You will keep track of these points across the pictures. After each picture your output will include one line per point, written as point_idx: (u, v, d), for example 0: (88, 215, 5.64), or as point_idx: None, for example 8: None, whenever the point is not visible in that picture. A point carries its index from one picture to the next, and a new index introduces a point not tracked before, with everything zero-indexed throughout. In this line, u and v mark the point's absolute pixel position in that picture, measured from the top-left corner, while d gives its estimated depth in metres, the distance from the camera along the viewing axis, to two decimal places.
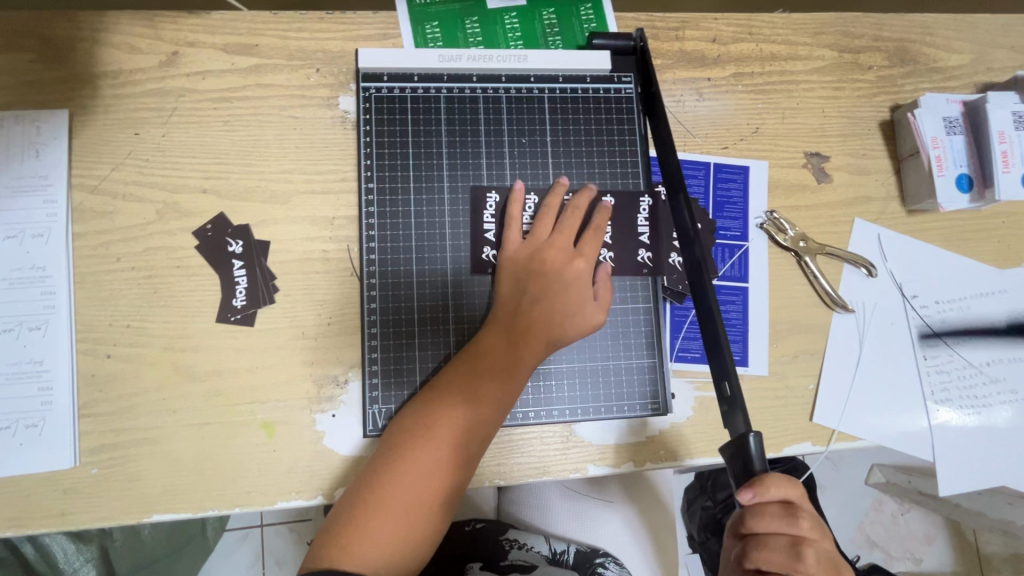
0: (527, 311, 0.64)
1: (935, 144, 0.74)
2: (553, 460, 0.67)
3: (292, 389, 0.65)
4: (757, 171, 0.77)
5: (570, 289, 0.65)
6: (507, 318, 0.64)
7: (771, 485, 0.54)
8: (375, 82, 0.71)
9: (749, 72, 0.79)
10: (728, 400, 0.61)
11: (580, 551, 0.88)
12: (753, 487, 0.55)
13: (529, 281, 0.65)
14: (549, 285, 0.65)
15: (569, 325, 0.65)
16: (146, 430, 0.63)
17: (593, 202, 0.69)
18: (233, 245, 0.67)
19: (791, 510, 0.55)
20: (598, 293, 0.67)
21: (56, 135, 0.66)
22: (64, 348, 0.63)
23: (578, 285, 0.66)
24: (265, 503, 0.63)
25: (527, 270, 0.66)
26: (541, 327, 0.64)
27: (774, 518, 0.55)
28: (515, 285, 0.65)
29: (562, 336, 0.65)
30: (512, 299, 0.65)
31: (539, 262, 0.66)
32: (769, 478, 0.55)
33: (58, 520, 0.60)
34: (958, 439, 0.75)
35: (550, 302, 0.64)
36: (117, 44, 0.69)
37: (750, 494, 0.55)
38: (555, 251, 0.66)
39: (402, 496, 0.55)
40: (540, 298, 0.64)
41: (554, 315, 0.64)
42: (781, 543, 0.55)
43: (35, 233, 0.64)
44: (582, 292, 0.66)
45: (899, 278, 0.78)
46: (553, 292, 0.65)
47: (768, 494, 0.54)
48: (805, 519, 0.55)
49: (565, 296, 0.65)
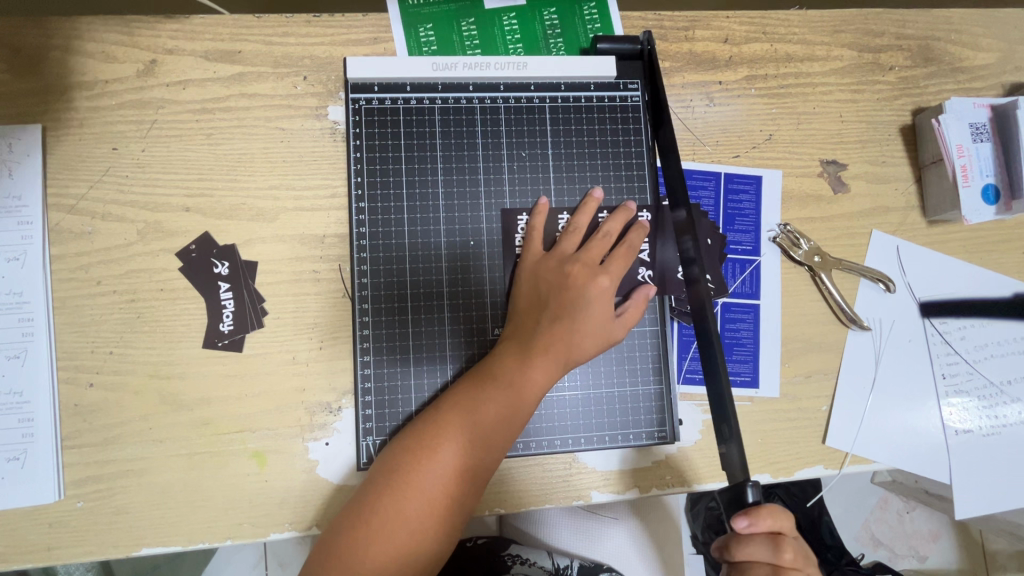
0: (546, 328, 0.61)
1: (960, 153, 0.69)
2: (556, 488, 0.64)
3: (283, 417, 0.63)
4: (770, 181, 0.73)
5: (586, 304, 0.62)
6: (525, 334, 0.61)
7: (763, 515, 0.52)
8: (365, 93, 0.67)
9: (763, 74, 0.75)
10: (726, 439, 0.59)
11: (584, 566, 0.85)
12: (748, 515, 0.52)
13: (550, 295, 0.62)
14: (571, 302, 0.62)
15: (584, 343, 0.61)
16: (133, 461, 0.61)
17: (617, 218, 0.66)
18: (218, 266, 0.64)
19: (778, 540, 0.52)
20: (623, 315, 0.63)
21: (29, 151, 0.62)
22: (45, 377, 0.60)
23: (601, 303, 0.62)
24: (256, 535, 0.61)
25: (547, 284, 0.63)
26: (560, 346, 0.60)
27: (759, 545, 0.53)
28: (534, 299, 0.63)
29: (579, 359, 0.61)
30: (531, 314, 0.62)
31: (560, 275, 0.63)
32: (763, 509, 0.52)
33: (44, 555, 0.58)
34: (975, 459, 0.72)
35: (570, 319, 0.61)
36: (91, 52, 0.65)
37: (744, 522, 0.52)
38: (578, 266, 0.63)
39: (404, 519, 0.53)
40: (560, 315, 0.61)
41: (573, 335, 0.61)
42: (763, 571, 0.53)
43: (11, 256, 0.61)
44: (604, 311, 0.62)
45: (917, 292, 0.74)
46: (575, 309, 0.61)
47: (761, 525, 0.52)
48: (789, 552, 0.52)
49: (586, 314, 0.61)
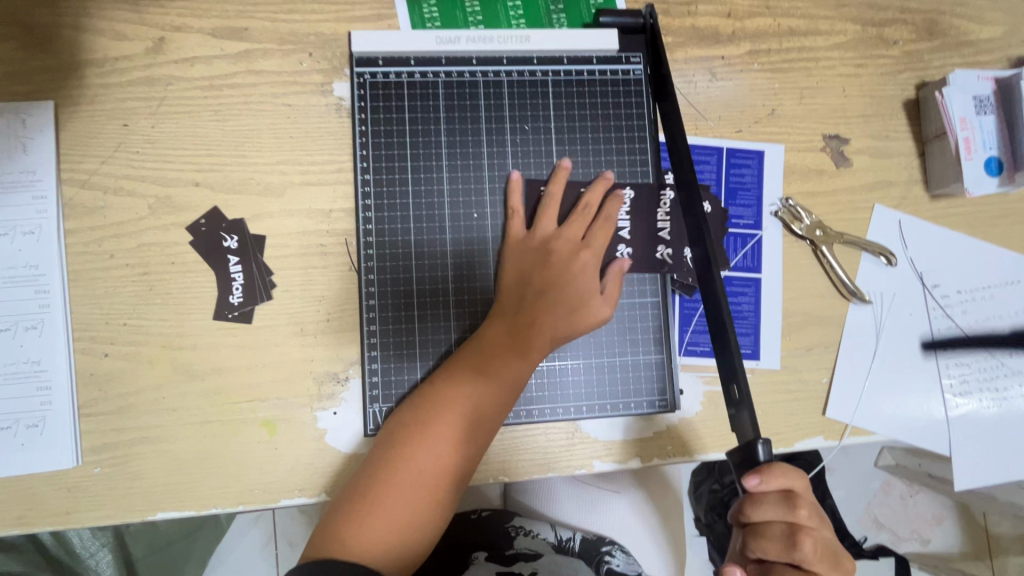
0: (533, 306, 0.62)
1: (963, 126, 0.70)
2: (558, 456, 0.66)
3: (292, 386, 0.64)
4: (772, 155, 0.74)
5: (571, 282, 0.63)
6: (514, 311, 0.62)
7: (774, 473, 0.53)
8: (370, 67, 0.68)
9: (766, 49, 0.75)
10: (737, 403, 0.59)
11: (587, 539, 0.86)
12: (760, 473, 0.53)
13: (536, 274, 0.63)
14: (556, 280, 0.63)
15: (572, 318, 0.62)
16: (148, 428, 0.62)
17: (595, 192, 0.67)
18: (228, 240, 0.65)
19: (791, 498, 0.53)
20: (607, 289, 0.65)
21: (43, 127, 0.64)
22: (61, 347, 0.62)
23: (586, 279, 0.64)
24: (268, 501, 0.63)
25: (533, 263, 0.64)
26: (547, 323, 0.62)
27: (772, 504, 0.54)
28: (521, 277, 0.64)
29: (567, 334, 0.63)
30: (518, 293, 0.63)
31: (544, 254, 0.64)
32: (774, 467, 0.53)
33: (63, 518, 0.60)
34: (975, 432, 0.73)
35: (556, 296, 0.63)
36: (101, 30, 0.66)
37: (756, 480, 0.53)
38: (561, 243, 0.65)
39: (400, 490, 0.54)
40: (546, 294, 0.63)
41: (560, 311, 0.62)
42: (777, 529, 0.53)
43: (27, 230, 0.63)
44: (588, 287, 0.64)
45: (919, 266, 0.74)
46: (561, 287, 0.63)
47: (773, 482, 0.53)
48: (803, 507, 0.53)
49: (571, 290, 0.63)
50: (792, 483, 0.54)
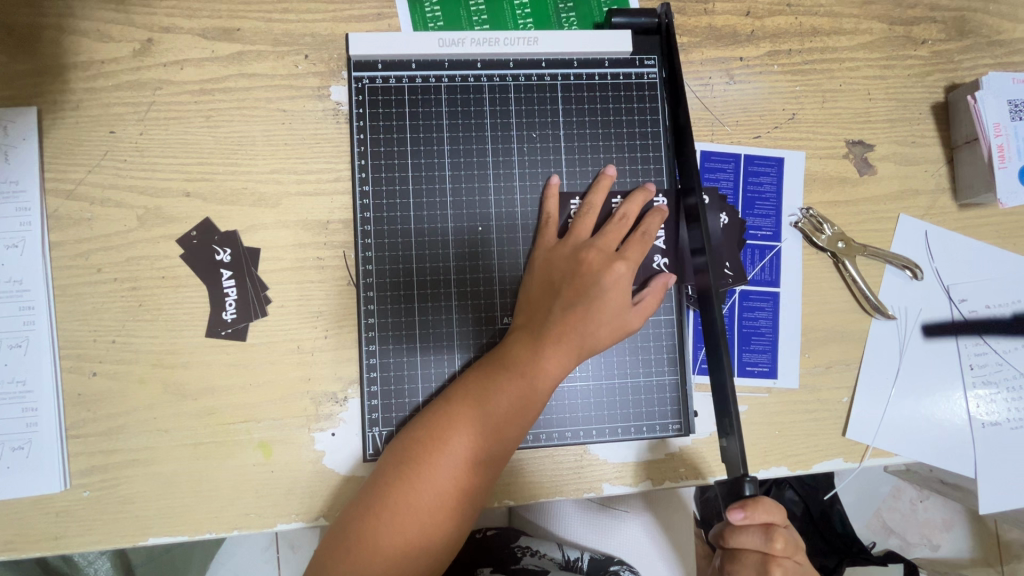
0: (558, 318, 0.59)
1: (996, 132, 0.66)
2: (567, 480, 0.63)
3: (288, 407, 0.61)
4: (792, 163, 0.70)
5: (602, 293, 0.59)
6: (539, 323, 0.59)
7: (758, 509, 0.51)
8: (368, 71, 0.64)
9: (786, 49, 0.71)
10: (726, 433, 0.57)
11: (595, 559, 0.83)
12: (743, 507, 0.51)
13: (564, 283, 0.60)
14: (587, 290, 0.59)
15: (599, 333, 0.59)
16: (138, 450, 0.60)
17: (632, 202, 0.64)
18: (220, 253, 0.62)
19: (770, 530, 0.52)
20: (640, 303, 0.61)
21: (25, 135, 0.61)
22: (48, 366, 0.59)
23: (618, 292, 0.60)
24: (263, 526, 0.60)
25: (562, 271, 0.61)
26: (573, 336, 0.58)
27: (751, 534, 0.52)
28: (547, 287, 0.61)
29: (593, 349, 0.59)
30: (543, 304, 0.60)
31: (575, 263, 0.61)
32: (760, 504, 0.51)
33: (51, 544, 0.58)
34: (1002, 451, 0.70)
35: (586, 309, 0.59)
36: (86, 31, 0.62)
37: (740, 514, 0.51)
38: (594, 253, 0.61)
39: (415, 510, 0.52)
40: (574, 305, 0.59)
41: (588, 324, 0.59)
42: (753, 559, 0.52)
43: (10, 243, 0.60)
44: (621, 300, 0.60)
45: (946, 280, 0.71)
46: (591, 298, 0.59)
47: (757, 519, 0.51)
48: (781, 542, 0.51)
49: (603, 303, 0.59)
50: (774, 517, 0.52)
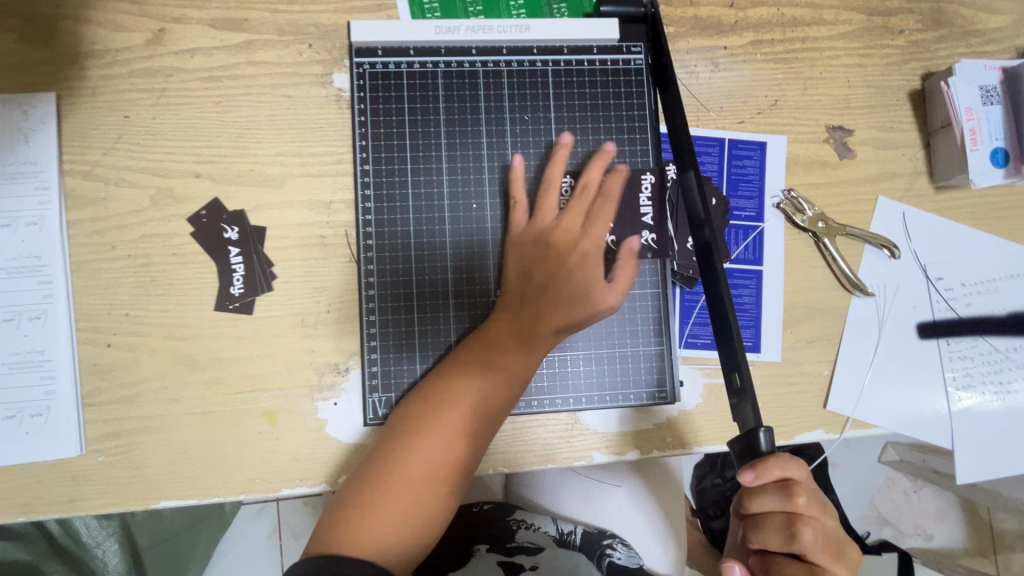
0: (542, 296, 0.62)
1: (969, 116, 0.69)
2: (558, 448, 0.66)
3: (293, 377, 0.64)
4: (775, 146, 0.73)
5: (574, 274, 0.62)
6: (515, 305, 0.62)
7: (772, 466, 0.53)
8: (369, 57, 0.68)
9: (769, 39, 0.74)
10: (737, 391, 0.58)
11: (588, 532, 0.85)
12: (755, 468, 0.53)
13: (535, 266, 0.63)
14: (557, 272, 0.62)
15: (574, 311, 0.62)
16: (150, 418, 0.63)
17: (592, 180, 0.66)
18: (228, 231, 0.65)
19: (792, 487, 0.53)
20: (613, 279, 0.63)
21: (44, 119, 0.64)
22: (64, 338, 0.63)
23: (586, 271, 0.62)
24: (269, 490, 0.63)
25: (533, 255, 0.63)
26: (554, 312, 0.61)
27: (773, 492, 0.54)
28: (522, 271, 0.63)
29: (567, 325, 0.62)
30: (524, 283, 0.63)
31: (542, 247, 0.63)
32: (782, 460, 0.53)
33: (68, 506, 0.61)
34: (978, 424, 0.73)
35: (558, 290, 0.62)
36: (101, 21, 0.66)
37: (751, 475, 0.53)
38: (561, 235, 0.63)
39: (409, 482, 0.54)
40: (547, 286, 0.62)
41: (558, 303, 0.61)
42: (777, 519, 0.54)
43: (29, 221, 0.63)
44: (596, 274, 0.62)
45: (923, 259, 0.74)
46: (562, 280, 0.62)
47: (769, 476, 0.53)
48: (802, 496, 0.53)
49: (577, 277, 0.62)
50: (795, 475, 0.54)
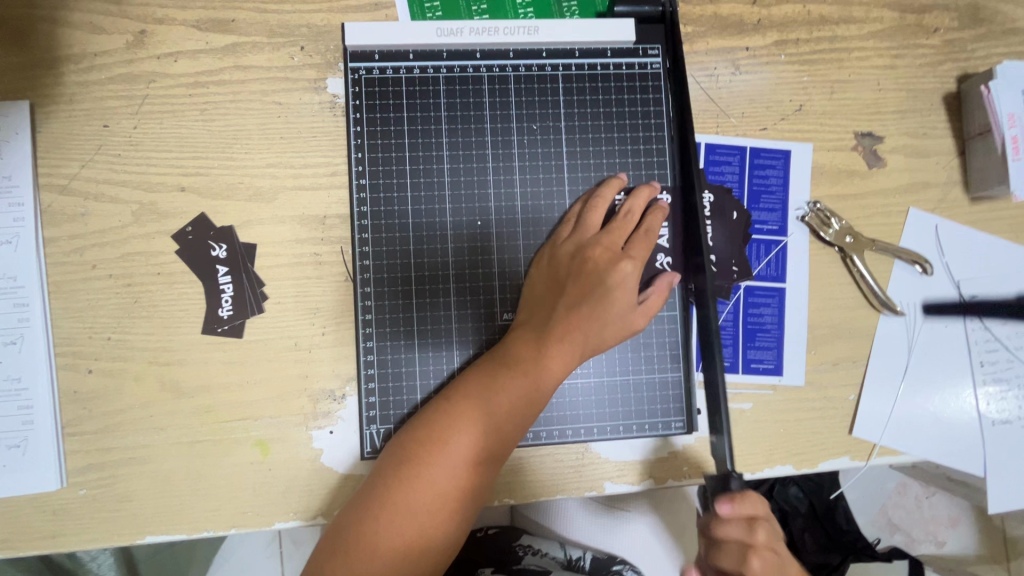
0: (560, 315, 0.58)
1: (1011, 123, 0.64)
2: (568, 480, 0.62)
3: (285, 404, 0.61)
4: (799, 155, 0.68)
5: (606, 292, 0.58)
6: (541, 321, 0.58)
7: (744, 502, 0.52)
8: (365, 62, 0.63)
9: (794, 39, 0.69)
10: (716, 430, 0.58)
11: (597, 558, 0.82)
12: (731, 500, 0.52)
13: (567, 281, 0.59)
14: (591, 289, 0.58)
15: (603, 333, 0.58)
16: (135, 448, 0.59)
17: (640, 198, 0.62)
18: (216, 249, 0.61)
19: (753, 521, 0.51)
20: (645, 303, 0.60)
21: (18, 129, 0.60)
22: (43, 364, 0.59)
23: (624, 292, 0.58)
24: (261, 524, 0.60)
25: (566, 269, 0.60)
26: (578, 333, 0.57)
27: (734, 526, 0.52)
28: (552, 285, 0.60)
29: (596, 349, 0.58)
30: (543, 301, 0.59)
31: (579, 262, 0.59)
32: (747, 496, 0.52)
33: (49, 542, 0.58)
34: (1011, 450, 0.68)
35: (590, 310, 0.57)
36: (78, 23, 0.61)
37: (727, 507, 0.51)
38: (601, 251, 0.59)
39: (416, 511, 0.51)
40: (578, 304, 0.58)
41: (590, 325, 0.57)
42: (733, 548, 0.52)
43: (4, 239, 0.59)
44: (628, 299, 0.59)
45: (956, 275, 0.69)
46: (595, 298, 0.58)
47: (741, 511, 0.51)
48: (763, 532, 0.51)
49: (605, 302, 0.58)
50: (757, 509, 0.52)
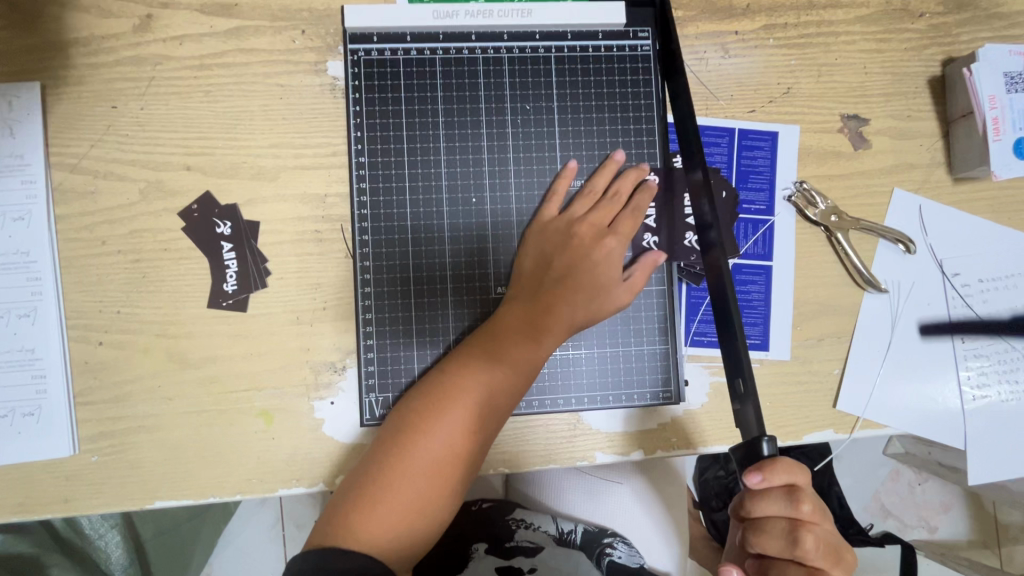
0: (549, 289, 0.60)
1: (992, 104, 0.66)
2: (560, 448, 0.64)
3: (288, 376, 0.63)
4: (786, 136, 0.70)
5: (591, 267, 0.61)
6: (530, 295, 0.61)
7: (777, 470, 0.51)
8: (364, 44, 0.65)
9: (782, 23, 0.71)
10: (739, 398, 0.57)
11: (588, 531, 0.85)
12: (762, 470, 0.51)
13: (555, 257, 0.62)
14: (577, 264, 0.61)
15: (589, 307, 0.61)
16: (145, 417, 0.62)
17: (627, 179, 0.65)
18: (221, 226, 0.63)
19: (794, 494, 0.51)
20: (630, 279, 0.62)
21: (29, 109, 0.62)
22: (56, 336, 0.61)
23: (608, 267, 0.62)
24: (266, 490, 0.62)
25: (554, 244, 0.62)
26: (564, 306, 0.60)
27: (775, 502, 0.52)
28: (541, 260, 0.62)
29: (581, 323, 0.61)
30: (533, 278, 0.62)
31: (567, 237, 0.62)
32: (778, 464, 0.51)
33: (63, 506, 0.60)
34: (992, 424, 0.70)
35: (576, 284, 0.61)
36: (86, 7, 0.63)
37: (758, 477, 0.51)
38: (587, 228, 0.63)
39: (418, 473, 0.53)
40: (566, 278, 0.61)
41: (574, 299, 0.60)
42: (779, 526, 0.52)
43: (16, 215, 0.61)
44: (612, 274, 0.62)
45: (939, 254, 0.71)
46: (581, 273, 0.61)
47: (774, 479, 0.51)
48: (806, 504, 0.51)
49: (594, 276, 0.61)
50: (796, 480, 0.52)
